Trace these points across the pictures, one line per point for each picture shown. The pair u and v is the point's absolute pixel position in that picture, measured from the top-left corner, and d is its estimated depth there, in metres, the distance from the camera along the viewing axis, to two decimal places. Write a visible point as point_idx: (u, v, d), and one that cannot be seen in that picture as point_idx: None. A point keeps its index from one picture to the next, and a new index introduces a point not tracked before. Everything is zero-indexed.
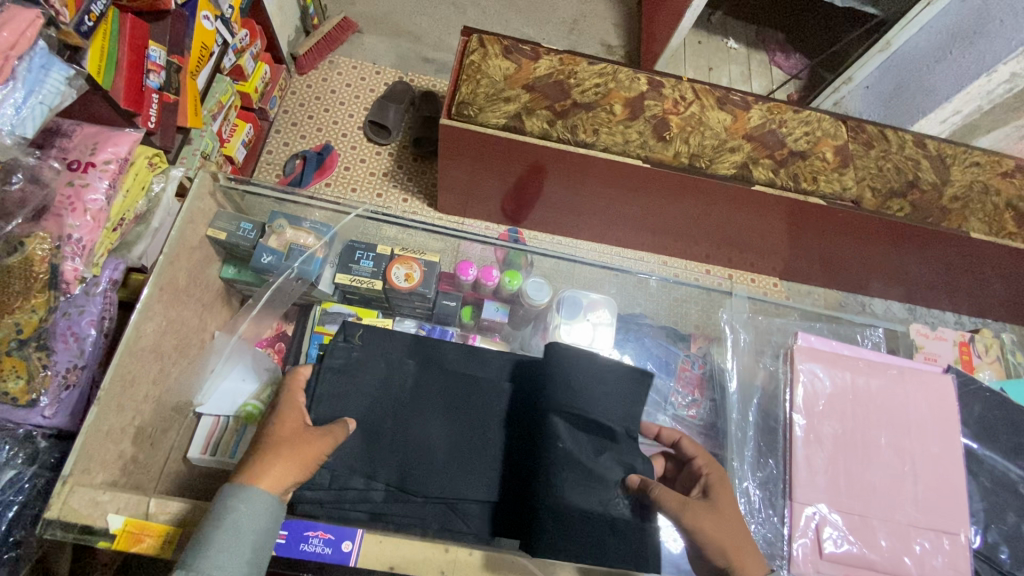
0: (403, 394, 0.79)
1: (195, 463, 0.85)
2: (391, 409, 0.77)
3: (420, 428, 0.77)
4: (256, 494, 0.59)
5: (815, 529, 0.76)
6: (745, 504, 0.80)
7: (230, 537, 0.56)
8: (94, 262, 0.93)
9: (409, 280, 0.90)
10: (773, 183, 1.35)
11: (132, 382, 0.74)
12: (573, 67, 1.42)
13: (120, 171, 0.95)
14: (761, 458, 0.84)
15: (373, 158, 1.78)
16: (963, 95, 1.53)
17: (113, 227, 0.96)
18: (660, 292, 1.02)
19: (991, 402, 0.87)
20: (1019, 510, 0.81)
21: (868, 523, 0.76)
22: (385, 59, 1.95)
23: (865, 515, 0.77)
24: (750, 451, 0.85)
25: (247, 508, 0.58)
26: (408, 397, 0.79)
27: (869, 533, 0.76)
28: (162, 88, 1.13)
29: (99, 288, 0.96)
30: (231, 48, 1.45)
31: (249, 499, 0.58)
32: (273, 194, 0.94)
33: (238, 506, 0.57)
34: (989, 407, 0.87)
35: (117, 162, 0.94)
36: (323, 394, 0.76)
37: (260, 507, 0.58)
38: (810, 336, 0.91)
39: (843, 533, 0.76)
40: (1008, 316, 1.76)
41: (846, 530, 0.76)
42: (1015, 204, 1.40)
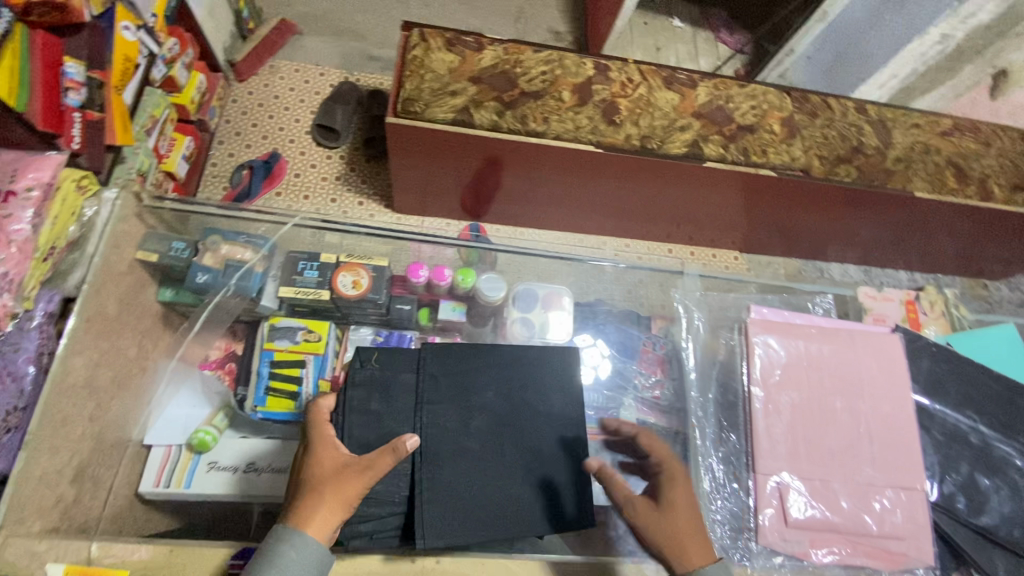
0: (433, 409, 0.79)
1: (146, 496, 0.82)
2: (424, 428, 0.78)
3: (453, 445, 0.77)
4: (308, 540, 0.61)
5: (778, 497, 0.78)
6: (711, 481, 0.81)
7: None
8: (26, 295, 0.88)
9: (357, 287, 0.88)
10: (723, 158, 1.36)
11: (63, 422, 0.71)
12: (518, 56, 1.39)
13: (45, 196, 0.90)
14: (723, 433, 0.85)
15: (324, 162, 1.73)
16: (899, 58, 1.60)
17: (43, 257, 0.90)
18: (617, 278, 1.04)
19: (939, 355, 0.90)
20: (972, 459, 0.84)
21: (829, 487, 0.79)
22: (328, 59, 1.89)
23: (825, 480, 0.79)
24: (713, 427, 0.86)
25: (297, 554, 0.60)
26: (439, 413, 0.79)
27: (830, 496, 0.78)
28: (84, 106, 1.07)
29: (34, 322, 0.90)
30: (160, 58, 1.37)
31: (299, 545, 0.61)
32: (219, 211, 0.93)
33: (287, 552, 0.60)
34: (936, 361, 0.90)
35: (40, 188, 0.89)
36: (355, 425, 0.76)
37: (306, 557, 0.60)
38: (763, 308, 0.93)
39: (806, 498, 0.78)
40: (958, 269, 1.83)
41: (808, 496, 0.78)
42: (953, 162, 1.44)
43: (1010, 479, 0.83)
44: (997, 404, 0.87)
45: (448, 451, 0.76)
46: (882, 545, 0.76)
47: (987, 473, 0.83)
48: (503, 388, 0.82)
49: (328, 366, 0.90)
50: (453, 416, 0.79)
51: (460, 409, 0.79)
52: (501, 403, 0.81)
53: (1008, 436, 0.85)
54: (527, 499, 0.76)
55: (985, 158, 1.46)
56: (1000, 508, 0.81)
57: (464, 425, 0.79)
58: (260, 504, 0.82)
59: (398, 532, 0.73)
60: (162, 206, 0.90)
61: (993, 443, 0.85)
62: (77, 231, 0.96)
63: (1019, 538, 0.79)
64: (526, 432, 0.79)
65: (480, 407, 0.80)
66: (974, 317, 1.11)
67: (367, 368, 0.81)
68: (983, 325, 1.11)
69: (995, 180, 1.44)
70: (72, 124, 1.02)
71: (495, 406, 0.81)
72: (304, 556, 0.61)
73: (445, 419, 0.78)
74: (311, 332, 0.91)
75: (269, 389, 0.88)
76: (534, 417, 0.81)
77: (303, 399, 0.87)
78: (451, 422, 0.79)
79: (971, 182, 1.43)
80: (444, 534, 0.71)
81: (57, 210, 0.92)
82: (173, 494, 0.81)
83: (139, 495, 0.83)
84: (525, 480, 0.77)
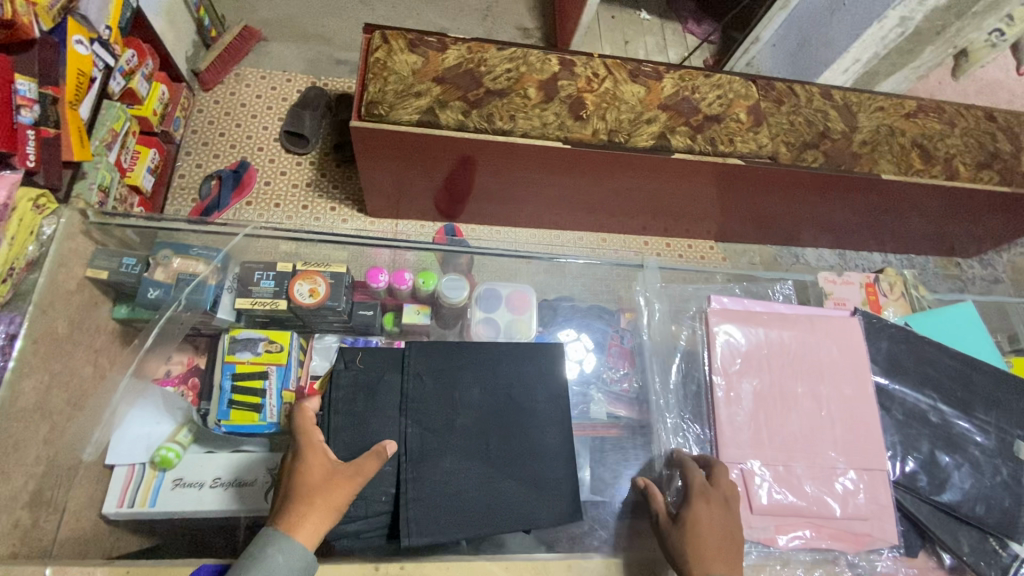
0: (416, 408, 0.78)
1: (111, 517, 0.81)
2: (408, 426, 0.76)
3: (438, 443, 0.76)
4: (297, 545, 0.59)
5: (742, 483, 0.79)
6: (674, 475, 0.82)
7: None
8: None
9: (314, 295, 0.90)
10: (691, 149, 1.35)
11: (15, 446, 0.70)
12: (482, 55, 1.36)
13: None
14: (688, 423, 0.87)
15: (295, 169, 1.71)
16: (860, 43, 1.57)
17: None
18: (583, 272, 1.06)
19: (897, 336, 0.93)
20: (931, 438, 0.86)
21: (792, 472, 0.81)
22: (294, 65, 1.86)
23: (788, 464, 0.81)
24: (678, 415, 0.88)
25: (285, 560, 0.58)
26: (423, 412, 0.78)
27: (794, 481, 0.80)
28: (37, 123, 1.04)
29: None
30: (117, 70, 1.33)
31: (288, 551, 0.58)
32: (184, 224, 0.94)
33: (275, 556, 0.58)
34: (895, 341, 0.93)
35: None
36: (339, 426, 0.74)
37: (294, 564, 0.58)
38: (724, 298, 0.95)
39: (771, 483, 0.79)
40: (930, 249, 1.85)
41: (774, 481, 0.80)
42: (919, 143, 1.45)
43: (969, 455, 0.85)
44: (954, 382, 0.90)
45: (433, 451, 0.75)
46: (845, 527, 0.78)
47: (948, 451, 0.85)
48: (487, 386, 0.82)
49: (292, 375, 0.93)
50: (439, 415, 0.78)
51: (446, 407, 0.78)
52: (487, 399, 0.80)
53: (965, 413, 0.88)
54: (514, 495, 0.75)
55: (950, 137, 1.47)
56: (961, 483, 0.83)
57: (449, 423, 0.77)
58: (248, 518, 0.80)
59: (384, 532, 0.73)
60: (111, 223, 0.88)
61: (952, 421, 0.87)
62: (38, 250, 0.82)
63: (982, 513, 0.81)
64: (513, 427, 0.79)
65: (466, 404, 0.79)
66: (933, 297, 1.14)
67: (351, 369, 0.80)
68: (942, 304, 1.14)
69: (961, 159, 1.45)
70: (26, 142, 0.99)
71: (480, 402, 0.80)
72: (291, 563, 0.58)
73: (430, 418, 0.77)
74: (272, 343, 0.94)
75: (232, 402, 0.90)
76: (521, 411, 0.80)
77: (267, 409, 0.90)
78: (435, 421, 0.77)
79: (937, 162, 1.44)
80: (428, 533, 0.71)
81: (16, 229, 0.80)
82: (138, 513, 0.80)
83: (104, 517, 0.81)
84: (512, 476, 0.76)
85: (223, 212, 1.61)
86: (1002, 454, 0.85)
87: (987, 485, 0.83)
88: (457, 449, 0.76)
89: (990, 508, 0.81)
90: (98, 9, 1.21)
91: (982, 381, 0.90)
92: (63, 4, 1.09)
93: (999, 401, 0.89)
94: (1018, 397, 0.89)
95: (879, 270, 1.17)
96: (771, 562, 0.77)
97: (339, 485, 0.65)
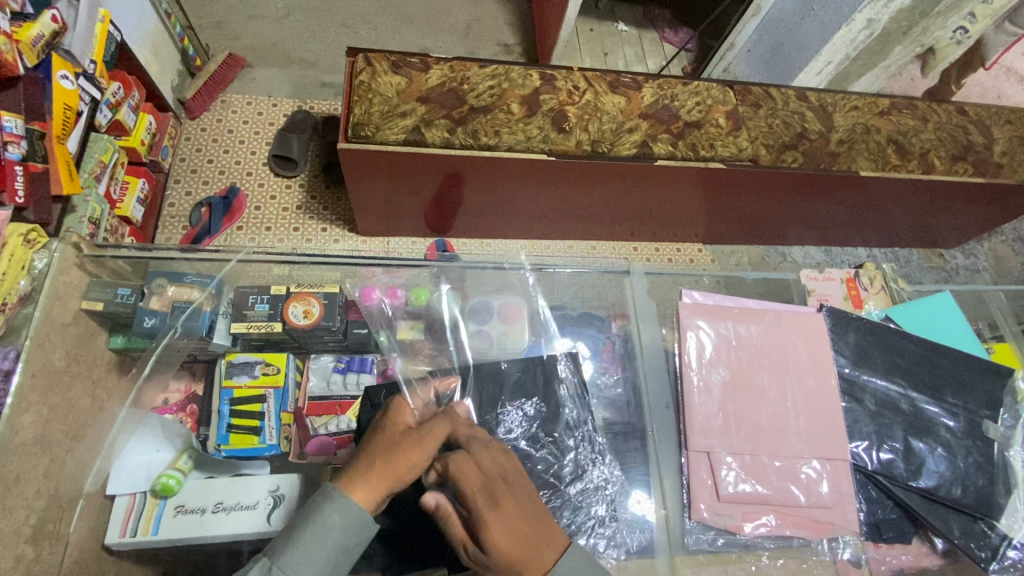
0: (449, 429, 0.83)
1: (114, 547, 0.81)
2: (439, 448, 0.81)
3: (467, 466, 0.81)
4: (352, 507, 0.64)
5: (712, 473, 0.82)
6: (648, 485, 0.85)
7: (315, 537, 0.63)
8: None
9: (308, 316, 0.94)
10: (673, 156, 1.38)
11: (17, 480, 0.71)
12: (465, 73, 1.39)
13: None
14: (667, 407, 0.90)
15: (283, 193, 1.72)
16: (830, 46, 1.62)
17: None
18: (572, 281, 1.06)
19: (864, 328, 0.96)
20: (905, 425, 0.88)
21: (760, 461, 0.83)
22: (280, 90, 1.89)
23: (754, 454, 0.84)
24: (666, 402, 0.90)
25: (340, 520, 0.64)
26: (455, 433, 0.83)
27: (761, 471, 0.82)
28: (25, 159, 1.04)
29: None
30: (104, 103, 1.35)
31: (343, 511, 0.64)
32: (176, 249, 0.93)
33: (330, 513, 0.64)
34: (861, 334, 0.95)
35: None
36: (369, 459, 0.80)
37: (350, 524, 0.64)
38: (694, 293, 0.99)
39: (738, 473, 0.82)
40: (912, 241, 1.89)
41: (740, 471, 0.82)
42: (894, 139, 1.49)
43: (941, 438, 0.87)
44: (921, 368, 0.93)
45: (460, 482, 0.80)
46: (808, 515, 0.81)
47: (920, 437, 0.87)
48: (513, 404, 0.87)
49: (289, 398, 0.96)
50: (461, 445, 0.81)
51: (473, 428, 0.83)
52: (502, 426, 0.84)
53: (934, 397, 0.90)
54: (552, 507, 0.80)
55: (923, 133, 1.51)
56: (937, 467, 0.84)
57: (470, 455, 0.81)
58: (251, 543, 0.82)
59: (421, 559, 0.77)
60: (105, 255, 0.89)
61: (922, 406, 0.90)
62: (31, 284, 0.81)
63: (959, 495, 0.83)
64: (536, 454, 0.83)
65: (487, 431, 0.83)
66: (912, 288, 1.17)
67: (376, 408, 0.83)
68: (922, 295, 1.17)
69: (935, 153, 1.49)
70: (15, 178, 0.99)
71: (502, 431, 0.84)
72: (347, 523, 0.64)
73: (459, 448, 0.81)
74: (269, 364, 0.96)
75: (231, 426, 0.92)
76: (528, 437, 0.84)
77: (266, 432, 0.92)
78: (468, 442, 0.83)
79: (911, 157, 1.48)
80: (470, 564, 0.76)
81: (6, 264, 0.79)
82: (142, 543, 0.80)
83: (106, 546, 0.81)
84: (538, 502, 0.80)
85: (213, 238, 1.61)
86: (972, 434, 0.88)
87: (961, 466, 0.85)
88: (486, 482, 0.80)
89: (966, 489, 0.83)
90: (83, 43, 1.23)
91: (950, 365, 0.93)
92: (47, 40, 1.11)
93: (966, 383, 0.92)
94: (984, 378, 0.92)
95: (860, 266, 1.20)
96: (734, 548, 0.81)
97: (411, 445, 0.70)
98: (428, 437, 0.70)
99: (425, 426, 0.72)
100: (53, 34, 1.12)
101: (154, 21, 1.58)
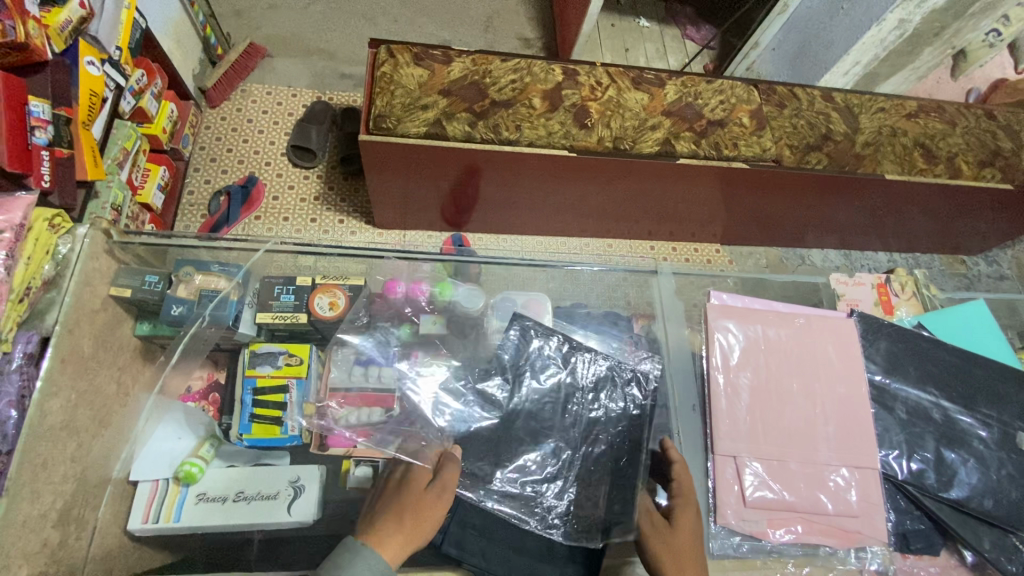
0: (511, 405, 0.88)
1: (136, 533, 0.83)
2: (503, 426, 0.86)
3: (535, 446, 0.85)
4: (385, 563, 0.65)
5: (737, 479, 0.81)
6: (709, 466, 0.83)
7: None
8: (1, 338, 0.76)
9: (334, 308, 0.95)
10: (695, 154, 1.36)
11: (45, 465, 0.71)
12: (487, 66, 1.38)
13: (17, 238, 0.81)
14: (692, 410, 0.89)
15: (302, 183, 1.72)
16: (859, 46, 1.59)
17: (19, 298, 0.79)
18: (592, 281, 1.08)
19: (895, 335, 0.94)
20: (937, 435, 0.87)
21: (787, 467, 0.82)
22: (300, 80, 1.88)
23: (782, 460, 0.83)
24: (694, 401, 0.89)
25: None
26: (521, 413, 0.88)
27: (788, 477, 0.82)
28: (53, 144, 1.04)
29: (11, 367, 0.75)
30: (128, 90, 1.35)
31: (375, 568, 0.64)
32: (197, 241, 0.96)
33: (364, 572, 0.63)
34: (893, 341, 0.94)
35: (12, 230, 0.81)
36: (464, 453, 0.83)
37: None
38: (722, 294, 0.98)
39: (763, 479, 0.81)
40: (935, 246, 1.85)
41: (765, 477, 0.82)
42: (922, 142, 1.46)
43: (974, 449, 0.86)
44: (953, 377, 0.91)
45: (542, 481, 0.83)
46: (835, 523, 0.80)
47: (952, 447, 0.86)
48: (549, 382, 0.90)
49: (310, 388, 0.93)
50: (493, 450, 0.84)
51: (518, 409, 0.88)
52: (510, 421, 0.87)
53: (967, 407, 0.89)
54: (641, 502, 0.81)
55: (951, 136, 1.48)
56: (969, 479, 0.83)
57: (516, 457, 0.84)
58: (262, 532, 0.85)
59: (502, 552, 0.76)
60: (132, 241, 0.91)
61: (954, 416, 0.88)
62: (54, 270, 0.83)
63: (991, 508, 0.81)
64: (561, 427, 0.87)
65: (505, 436, 0.86)
66: (944, 296, 1.15)
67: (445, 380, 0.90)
68: (952, 303, 1.15)
69: (963, 158, 1.45)
70: (42, 162, 0.99)
71: (522, 430, 0.86)
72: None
73: (491, 429, 0.86)
74: (292, 356, 0.96)
75: (253, 416, 0.93)
76: (546, 422, 0.87)
77: (289, 423, 0.92)
78: (526, 419, 0.87)
79: (939, 161, 1.45)
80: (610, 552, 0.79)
81: (32, 248, 0.82)
82: (163, 529, 0.82)
83: (128, 533, 0.83)
84: (599, 462, 0.85)
85: (232, 227, 1.62)
86: (1005, 446, 0.87)
87: (994, 478, 0.83)
88: (556, 465, 0.84)
89: (998, 502, 0.82)
90: (109, 30, 1.23)
91: (981, 375, 0.92)
92: (74, 26, 1.11)
93: (999, 394, 0.91)
94: (1017, 389, 0.91)
95: (890, 271, 1.18)
96: (759, 554, 0.80)
97: (434, 503, 0.72)
98: (446, 493, 0.73)
99: (439, 477, 0.75)
100: (81, 20, 1.12)
101: (177, 9, 1.58)
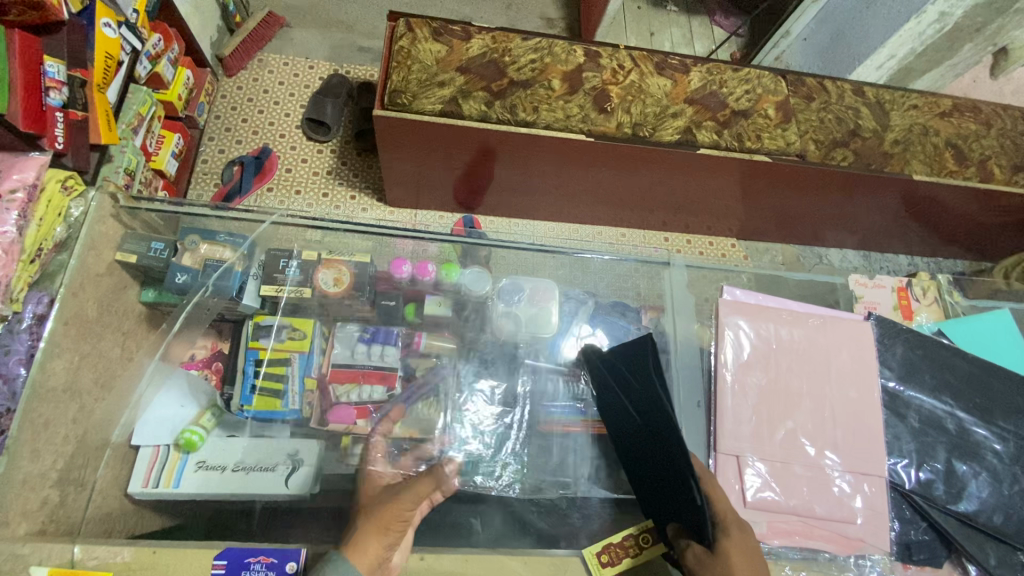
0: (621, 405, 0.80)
1: (136, 497, 0.84)
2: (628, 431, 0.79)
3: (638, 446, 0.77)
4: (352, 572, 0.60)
5: (738, 478, 0.80)
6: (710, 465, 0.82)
7: None
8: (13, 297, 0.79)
9: (339, 284, 0.93)
10: (717, 145, 1.32)
11: (46, 425, 0.73)
12: (507, 44, 1.34)
13: (31, 199, 0.84)
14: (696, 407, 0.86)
15: (315, 157, 1.71)
16: (895, 39, 1.52)
17: (31, 258, 0.82)
18: (604, 270, 1.05)
19: (913, 341, 0.91)
20: (949, 446, 0.85)
21: (789, 470, 0.81)
22: (318, 51, 1.86)
23: (785, 462, 0.81)
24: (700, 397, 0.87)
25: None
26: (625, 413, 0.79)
27: (790, 480, 0.80)
28: (67, 106, 1.02)
29: (21, 327, 0.78)
30: (144, 54, 1.33)
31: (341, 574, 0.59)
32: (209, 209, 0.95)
33: None
34: (910, 347, 0.91)
35: (25, 190, 0.84)
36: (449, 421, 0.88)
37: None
38: (736, 290, 0.96)
39: (764, 480, 0.80)
40: (959, 252, 1.80)
41: (766, 479, 0.80)
42: (954, 143, 1.40)
43: (987, 463, 0.84)
44: (972, 388, 0.89)
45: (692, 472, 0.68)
46: (837, 529, 0.78)
47: (964, 460, 0.84)
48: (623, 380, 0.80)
49: (314, 363, 0.93)
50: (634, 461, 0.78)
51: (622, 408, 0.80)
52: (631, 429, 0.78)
53: (984, 420, 0.87)
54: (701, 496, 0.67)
55: (985, 138, 1.42)
56: (979, 493, 0.81)
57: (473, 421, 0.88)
58: (263, 502, 0.85)
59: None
60: (140, 207, 0.91)
61: (970, 428, 0.86)
62: (66, 231, 0.86)
63: (1000, 523, 0.80)
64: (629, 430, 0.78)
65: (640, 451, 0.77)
66: (968, 303, 1.11)
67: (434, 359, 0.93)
68: (976, 310, 1.11)
69: (996, 161, 1.39)
70: (56, 125, 0.97)
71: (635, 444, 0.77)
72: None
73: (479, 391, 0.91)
74: (295, 330, 0.95)
75: (254, 388, 0.92)
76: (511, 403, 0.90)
77: (290, 397, 0.91)
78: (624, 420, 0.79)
79: (971, 164, 1.39)
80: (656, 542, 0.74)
81: (43, 210, 0.84)
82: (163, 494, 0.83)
83: (129, 496, 0.85)
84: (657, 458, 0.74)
85: (245, 198, 1.60)
86: (1020, 461, 0.84)
87: (1005, 494, 0.81)
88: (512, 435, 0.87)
89: (1008, 518, 0.80)
90: None
91: (1002, 387, 0.89)
92: None
93: (1019, 408, 0.88)
94: None
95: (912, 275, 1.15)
96: None
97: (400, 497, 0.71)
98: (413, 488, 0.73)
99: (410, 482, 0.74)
100: None
101: None
